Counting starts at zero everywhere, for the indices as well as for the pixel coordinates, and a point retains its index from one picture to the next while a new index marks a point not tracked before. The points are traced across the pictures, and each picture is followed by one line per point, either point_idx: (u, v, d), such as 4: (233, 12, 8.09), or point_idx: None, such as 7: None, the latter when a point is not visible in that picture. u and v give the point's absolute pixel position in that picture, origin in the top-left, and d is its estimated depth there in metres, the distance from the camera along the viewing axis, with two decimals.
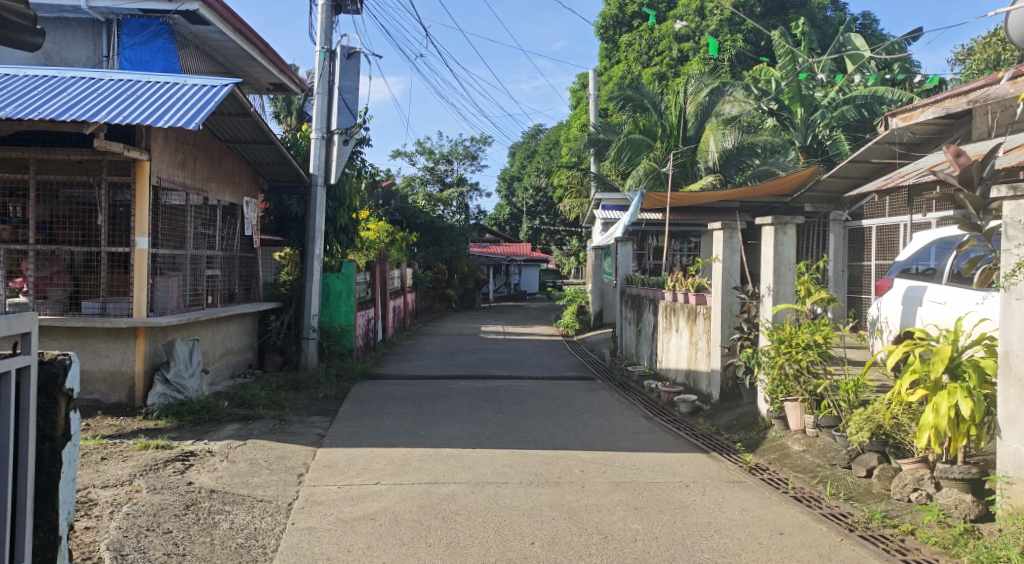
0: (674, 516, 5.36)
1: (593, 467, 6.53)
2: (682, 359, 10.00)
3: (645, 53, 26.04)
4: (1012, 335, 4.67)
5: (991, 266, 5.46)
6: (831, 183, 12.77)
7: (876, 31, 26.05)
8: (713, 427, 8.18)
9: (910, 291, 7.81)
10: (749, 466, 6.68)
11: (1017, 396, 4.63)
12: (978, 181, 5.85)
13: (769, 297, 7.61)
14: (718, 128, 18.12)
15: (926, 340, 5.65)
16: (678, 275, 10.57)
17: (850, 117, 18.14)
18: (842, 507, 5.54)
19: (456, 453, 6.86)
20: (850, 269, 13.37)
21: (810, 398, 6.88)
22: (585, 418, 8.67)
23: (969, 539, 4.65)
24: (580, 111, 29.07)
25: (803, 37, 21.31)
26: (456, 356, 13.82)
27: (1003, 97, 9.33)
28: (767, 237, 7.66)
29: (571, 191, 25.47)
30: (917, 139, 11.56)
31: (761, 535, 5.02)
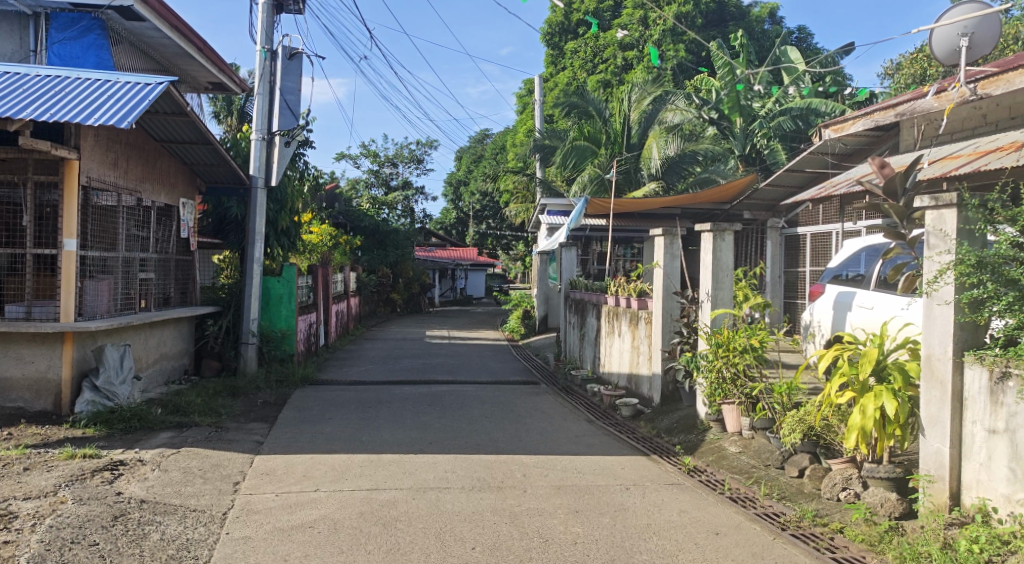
0: (614, 518, 5.43)
1: (535, 471, 6.56)
2: (624, 362, 10.13)
3: (590, 61, 26.27)
4: (933, 338, 4.87)
5: (913, 273, 5.73)
6: (768, 192, 13.10)
7: (811, 45, 26.94)
8: (654, 429, 8.29)
9: (840, 296, 8.08)
10: (687, 468, 6.81)
11: (937, 397, 4.83)
12: (900, 193, 6.20)
13: (708, 302, 7.78)
14: (661, 136, 18.27)
15: (854, 344, 5.85)
16: (620, 280, 10.62)
17: (786, 128, 18.78)
18: (774, 507, 5.69)
19: (399, 458, 6.81)
20: (786, 274, 13.77)
21: (746, 401, 7.07)
22: (528, 422, 8.71)
23: (893, 536, 4.82)
24: (525, 117, 29.23)
25: (742, 49, 21.87)
26: (400, 361, 13.75)
27: (927, 111, 9.86)
28: (706, 242, 7.84)
29: (517, 196, 25.59)
30: (848, 149, 11.93)
31: (698, 536, 5.12)
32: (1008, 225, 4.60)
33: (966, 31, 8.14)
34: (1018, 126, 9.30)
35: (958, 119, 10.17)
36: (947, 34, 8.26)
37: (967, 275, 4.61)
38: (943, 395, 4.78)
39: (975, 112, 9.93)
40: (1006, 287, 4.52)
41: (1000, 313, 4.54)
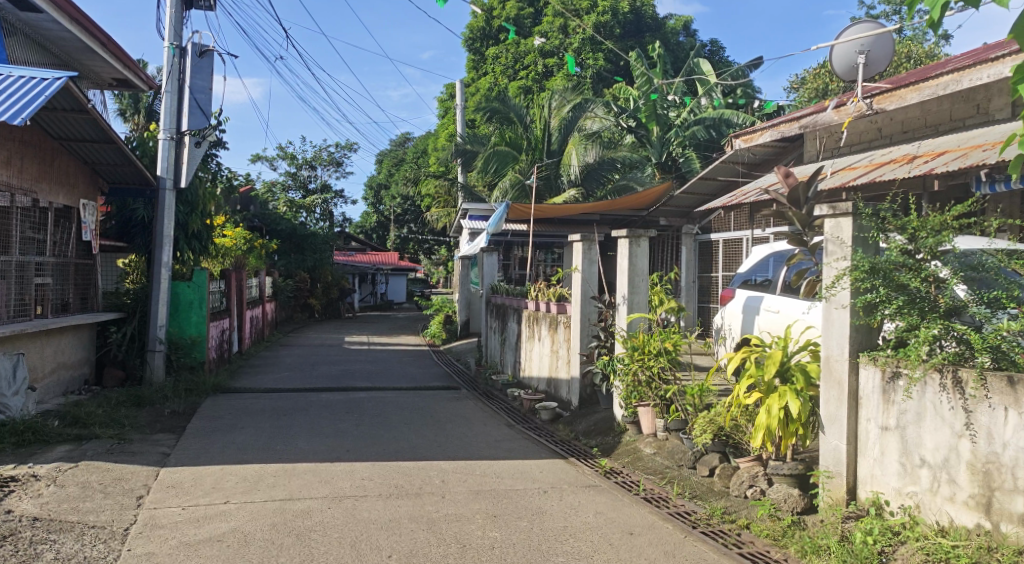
0: (531, 522, 5.46)
1: (454, 477, 6.54)
2: (544, 366, 10.22)
3: (511, 67, 26.42)
4: (832, 341, 5.12)
5: (815, 278, 6.03)
6: (683, 199, 13.45)
7: (723, 58, 27.85)
8: (572, 433, 8.39)
9: (749, 300, 8.38)
10: (604, 470, 6.93)
11: (835, 397, 5.07)
12: (804, 201, 6.48)
13: (624, 306, 7.95)
14: (581, 142, 18.60)
15: (761, 347, 6.08)
16: (541, 285, 10.79)
17: (700, 137, 19.32)
18: (686, 506, 5.84)
19: (314, 467, 6.67)
20: (700, 280, 14.19)
21: (660, 403, 7.25)
22: (448, 428, 8.68)
23: (795, 530, 5.01)
24: (447, 121, 29.13)
25: (659, 60, 22.44)
26: (317, 367, 13.47)
27: (829, 124, 10.31)
28: (622, 248, 7.99)
29: (438, 200, 25.48)
30: (757, 159, 12.37)
31: (612, 536, 5.22)
32: (899, 233, 4.84)
33: (863, 48, 8.59)
34: (910, 139, 9.88)
35: (856, 132, 10.73)
36: (847, 50, 8.69)
37: (861, 281, 4.84)
38: (840, 395, 5.02)
39: (872, 126, 10.51)
40: (896, 292, 4.74)
41: (891, 316, 4.77)
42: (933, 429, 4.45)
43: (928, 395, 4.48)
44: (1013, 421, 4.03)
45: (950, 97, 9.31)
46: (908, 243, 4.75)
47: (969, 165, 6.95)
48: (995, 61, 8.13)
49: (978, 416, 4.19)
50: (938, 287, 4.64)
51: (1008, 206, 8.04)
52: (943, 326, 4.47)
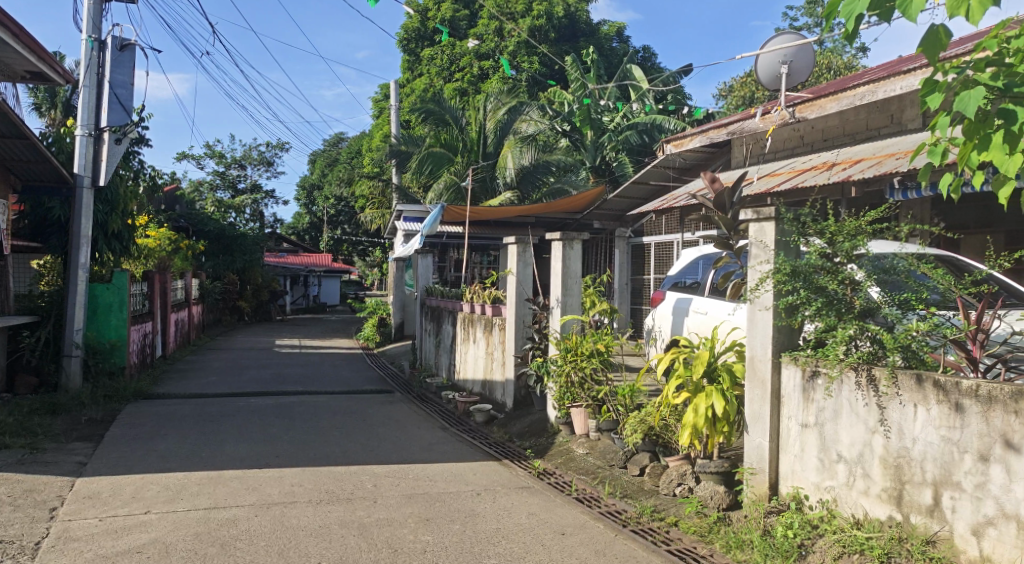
0: (464, 524, 5.45)
1: (386, 481, 6.47)
2: (478, 368, 10.23)
3: (446, 69, 26.31)
4: (756, 341, 5.28)
5: (741, 280, 6.22)
6: (616, 203, 13.64)
7: (655, 64, 28.37)
8: (506, 435, 8.41)
9: (678, 302, 8.57)
10: (537, 471, 6.97)
11: (759, 396, 5.22)
12: (729, 206, 6.71)
13: (557, 308, 8.01)
14: (516, 145, 18.52)
15: (689, 347, 6.23)
16: (475, 287, 10.82)
17: (632, 142, 19.68)
18: (617, 505, 5.93)
19: (241, 474, 6.50)
20: (632, 282, 14.43)
21: (593, 404, 7.35)
22: (381, 431, 8.59)
23: (720, 526, 5.14)
24: (381, 121, 28.81)
25: (593, 65, 22.74)
26: (246, 372, 13.15)
27: (754, 131, 10.68)
28: (556, 251, 8.07)
29: (372, 201, 25.14)
30: (687, 164, 12.66)
31: (545, 537, 5.24)
32: (818, 238, 5.06)
33: (786, 59, 8.88)
34: (831, 147, 10.25)
35: (779, 139, 11.12)
36: (770, 61, 8.99)
37: (783, 283, 4.99)
38: (764, 394, 5.18)
39: (794, 133, 10.89)
40: (816, 294, 4.92)
41: (811, 317, 4.95)
42: (849, 426, 4.62)
43: (844, 393, 4.65)
44: (922, 417, 4.19)
45: (866, 107, 9.72)
46: (827, 247, 4.97)
47: (883, 172, 7.26)
48: (907, 73, 8.52)
49: (889, 413, 4.37)
50: (854, 289, 4.86)
51: (916, 212, 8.56)
52: (858, 327, 4.68)
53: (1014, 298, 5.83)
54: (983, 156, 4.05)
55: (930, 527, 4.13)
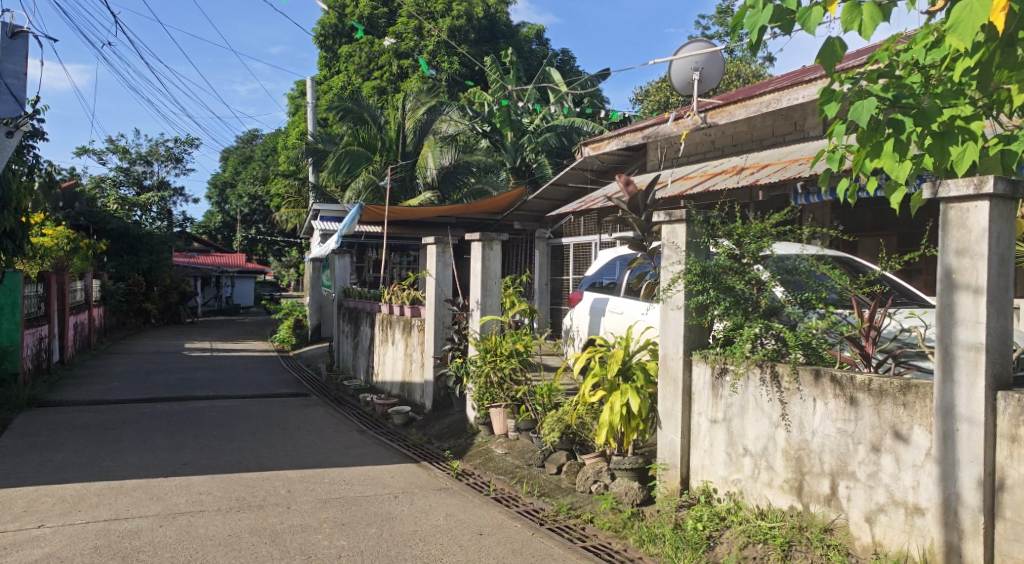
0: (381, 528, 5.38)
1: (300, 486, 6.34)
2: (397, 370, 10.14)
3: (364, 66, 25.92)
4: (668, 341, 5.43)
5: (654, 281, 6.39)
6: (535, 204, 13.76)
7: (573, 67, 28.76)
8: (425, 436, 8.35)
9: (595, 303, 8.71)
10: (455, 472, 6.95)
11: (671, 393, 5.38)
12: (642, 207, 6.98)
13: (477, 309, 8.02)
14: (436, 145, 18.57)
15: (605, 347, 6.34)
16: (394, 288, 10.72)
17: (552, 143, 19.90)
18: (535, 503, 5.97)
19: (144, 484, 6.24)
20: (551, 282, 14.57)
21: (511, 403, 7.39)
22: (296, 436, 8.40)
23: (633, 521, 5.23)
24: (297, 119, 28.17)
25: (512, 66, 22.86)
26: (152, 377, 12.62)
27: (669, 135, 10.88)
28: (476, 252, 8.08)
29: (288, 200, 24.51)
30: (605, 166, 12.88)
31: (462, 538, 5.22)
32: (726, 239, 5.25)
33: (697, 66, 9.12)
34: (740, 152, 10.63)
35: (692, 144, 11.46)
36: (683, 67, 9.23)
37: (693, 283, 5.15)
38: (675, 391, 5.34)
39: (706, 138, 11.25)
40: (724, 294, 5.08)
41: (720, 316, 5.11)
42: (755, 420, 4.81)
43: (750, 389, 4.84)
44: (820, 410, 4.39)
45: (772, 115, 10.12)
46: (735, 248, 5.15)
47: (788, 177, 7.58)
48: (809, 83, 8.91)
49: (792, 408, 4.56)
50: (760, 289, 5.06)
51: (818, 215, 9.17)
52: (763, 325, 4.86)
53: (904, 298, 6.19)
54: (875, 163, 4.26)
55: (828, 515, 4.33)
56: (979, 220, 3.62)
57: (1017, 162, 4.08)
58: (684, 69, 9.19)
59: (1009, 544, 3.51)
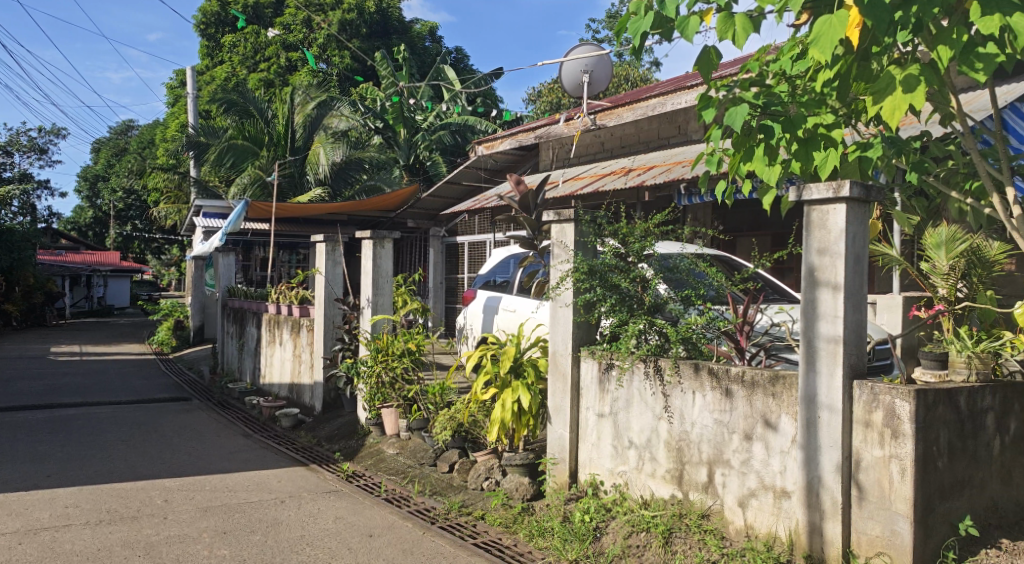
0: (265, 534, 5.22)
1: (179, 495, 6.05)
2: (285, 372, 9.87)
3: (250, 58, 25.00)
4: (558, 338, 5.55)
5: (544, 279, 6.51)
6: (429, 202, 13.69)
7: (467, 66, 28.71)
8: (314, 438, 8.14)
9: (489, 301, 8.76)
10: (345, 474, 6.82)
11: (561, 389, 5.54)
12: (533, 206, 7.14)
13: (368, 308, 7.90)
14: (328, 141, 18.33)
15: (497, 344, 6.38)
16: (282, 288, 10.44)
17: (445, 141, 19.59)
18: (426, 502, 5.93)
19: (2, 499, 5.80)
20: (446, 281, 14.52)
21: (403, 403, 7.33)
22: (176, 442, 8.02)
23: (524, 516, 5.27)
24: (177, 110, 26.81)
25: (405, 62, 22.58)
26: (13, 384, 11.73)
27: (560, 136, 11.07)
28: (367, 250, 7.97)
29: (167, 195, 23.27)
30: (499, 165, 12.98)
31: (351, 540, 5.14)
32: (613, 239, 5.40)
33: (587, 69, 9.32)
34: (628, 153, 10.94)
35: (582, 144, 11.75)
36: (573, 69, 9.40)
37: (581, 282, 5.28)
38: (564, 386, 5.49)
39: (596, 139, 11.54)
40: (610, 292, 5.23)
41: (607, 313, 5.25)
42: (639, 413, 4.98)
43: (635, 383, 5.01)
44: (699, 402, 4.60)
45: (657, 118, 10.46)
46: (620, 248, 5.30)
47: (672, 178, 7.87)
48: (689, 89, 9.27)
49: (673, 400, 4.75)
50: (644, 286, 5.21)
51: (700, 215, 9.53)
52: (647, 322, 5.02)
53: (777, 294, 6.58)
54: (748, 166, 4.50)
55: (705, 502, 4.54)
56: (837, 221, 3.88)
57: (872, 169, 4.38)
58: (575, 72, 9.31)
59: (864, 522, 3.78)
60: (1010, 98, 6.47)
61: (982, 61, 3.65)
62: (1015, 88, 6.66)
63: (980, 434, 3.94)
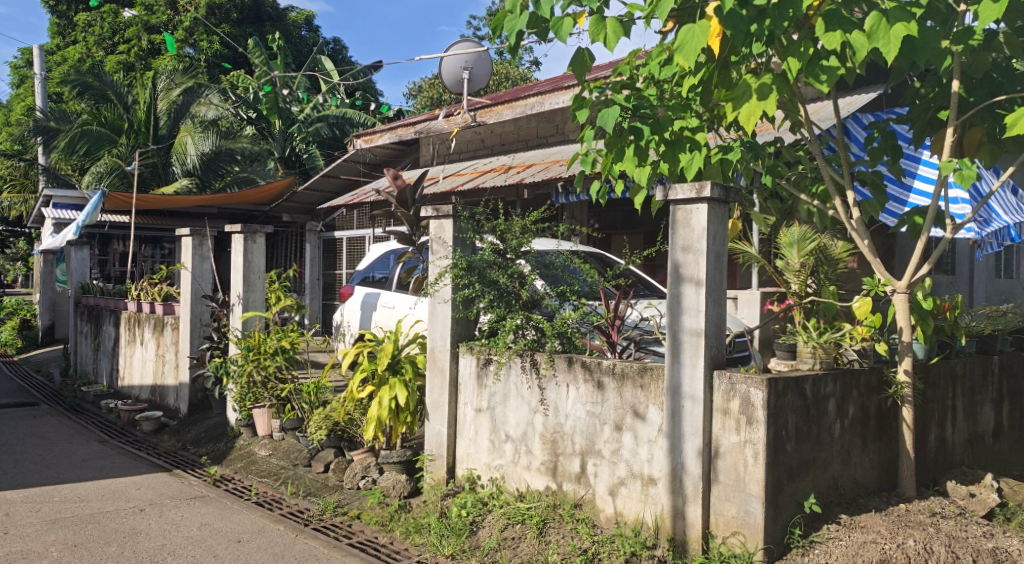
0: (122, 545, 4.93)
1: (22, 508, 5.60)
2: (147, 373, 9.32)
3: (107, 39, 23.41)
4: (436, 334, 5.54)
5: (423, 275, 6.46)
6: (305, 196, 13.30)
7: (345, 57, 28.07)
8: (179, 442, 7.73)
9: (366, 297, 8.62)
10: (213, 478, 6.52)
11: (439, 385, 5.52)
12: (412, 202, 7.06)
13: (239, 305, 7.60)
14: (196, 130, 17.37)
15: (374, 341, 6.27)
16: (144, 284, 9.87)
17: (323, 134, 19.29)
18: (300, 504, 5.76)
19: None
20: (324, 277, 14.18)
21: (276, 403, 7.10)
22: (20, 451, 7.40)
23: (401, 514, 5.22)
24: (24, 92, 24.70)
25: (279, 51, 21.79)
26: None
27: (440, 131, 11.07)
28: (237, 244, 7.65)
29: (12, 184, 21.40)
30: (378, 160, 12.77)
31: (217, 547, 4.93)
32: (491, 235, 5.42)
33: (467, 65, 9.33)
34: (508, 151, 11.05)
35: (463, 141, 11.76)
36: (453, 65, 9.39)
37: (460, 278, 5.28)
38: (442, 383, 5.49)
39: (475, 136, 11.60)
40: (488, 287, 5.29)
41: (485, 309, 5.31)
42: (515, 407, 5.06)
43: (512, 377, 5.08)
44: (573, 394, 4.72)
45: (536, 116, 10.63)
46: (498, 244, 5.33)
47: (550, 177, 8.02)
48: (567, 89, 9.50)
49: (548, 394, 4.85)
50: (521, 282, 5.29)
51: (576, 213, 9.88)
52: (524, 317, 5.12)
53: (647, 290, 6.85)
54: (620, 166, 4.65)
55: (578, 492, 4.67)
56: (700, 220, 4.08)
57: (733, 171, 4.63)
58: (451, 66, 9.38)
59: (721, 504, 4.01)
60: (852, 107, 7.00)
61: (827, 73, 3.94)
62: (857, 99, 7.22)
63: (823, 418, 4.26)
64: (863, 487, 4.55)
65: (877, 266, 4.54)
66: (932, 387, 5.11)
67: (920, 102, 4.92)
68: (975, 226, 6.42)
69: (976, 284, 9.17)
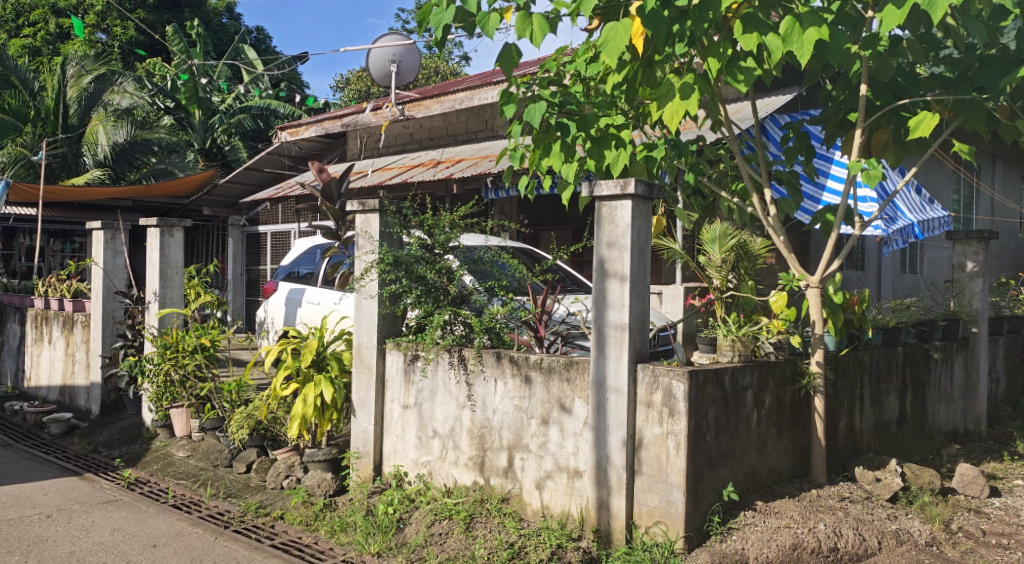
0: (26, 554, 4.69)
1: None
2: (55, 373, 8.89)
3: (10, 21, 22.12)
4: (362, 331, 5.48)
5: (348, 271, 6.36)
6: (227, 188, 12.92)
7: (269, 47, 27.33)
8: (89, 444, 7.39)
9: (291, 293, 8.44)
10: (127, 481, 6.27)
11: (365, 381, 5.45)
12: (337, 195, 6.96)
13: (155, 302, 7.33)
14: (109, 119, 16.83)
15: (297, 338, 6.15)
16: (52, 280, 9.40)
17: (246, 126, 18.76)
18: (220, 506, 5.59)
19: None
20: (247, 273, 13.83)
21: (195, 402, 6.88)
22: None
23: (325, 513, 5.13)
24: None
25: (198, 38, 21.05)
26: None
27: (367, 125, 10.95)
28: (153, 238, 7.37)
29: None
30: (304, 153, 12.50)
31: (131, 553, 4.75)
32: (418, 230, 5.37)
33: (394, 58, 9.24)
34: (436, 146, 10.99)
35: (391, 134, 11.64)
36: (380, 58, 9.27)
37: (387, 272, 5.23)
38: (369, 379, 5.43)
39: (404, 130, 11.49)
40: (416, 283, 5.24)
41: (412, 305, 5.26)
42: (443, 403, 5.04)
43: (440, 373, 5.06)
44: (500, 389, 4.74)
45: (465, 112, 10.62)
46: (426, 239, 5.28)
47: (479, 172, 8.00)
48: (496, 84, 9.55)
49: (476, 389, 4.86)
50: (449, 278, 5.27)
51: (505, 208, 9.91)
52: (452, 312, 5.12)
53: (574, 286, 6.93)
54: (547, 162, 4.67)
55: (505, 486, 4.70)
56: (624, 217, 4.15)
57: (657, 168, 4.71)
58: (379, 53, 9.18)
59: (644, 494, 4.09)
60: (770, 108, 7.24)
61: (743, 74, 4.07)
62: (774, 100, 7.46)
63: (741, 409, 4.40)
64: (778, 474, 4.72)
65: (792, 262, 4.71)
66: (842, 377, 5.34)
67: (832, 103, 5.12)
68: (882, 224, 6.76)
69: (883, 279, 9.63)
